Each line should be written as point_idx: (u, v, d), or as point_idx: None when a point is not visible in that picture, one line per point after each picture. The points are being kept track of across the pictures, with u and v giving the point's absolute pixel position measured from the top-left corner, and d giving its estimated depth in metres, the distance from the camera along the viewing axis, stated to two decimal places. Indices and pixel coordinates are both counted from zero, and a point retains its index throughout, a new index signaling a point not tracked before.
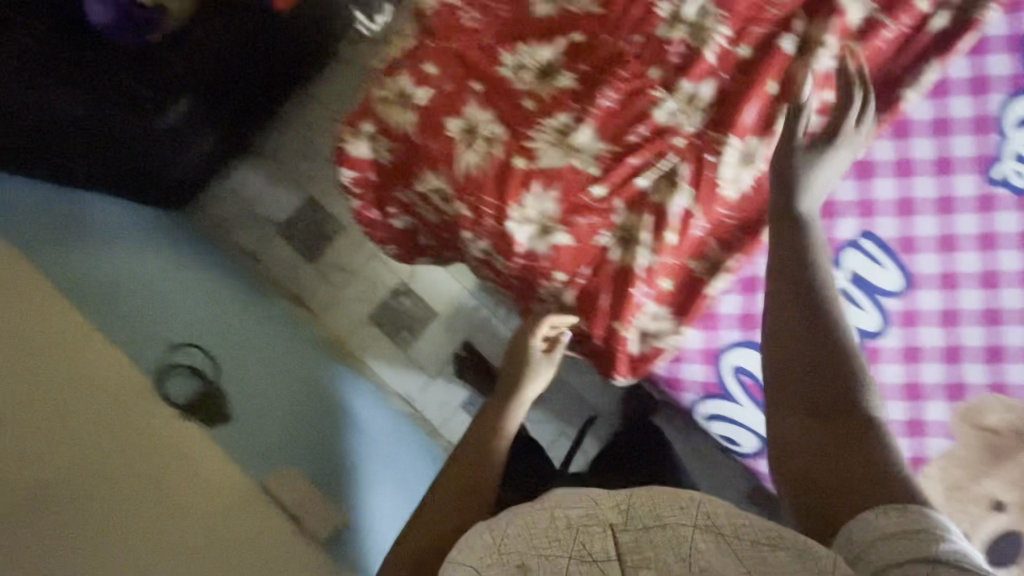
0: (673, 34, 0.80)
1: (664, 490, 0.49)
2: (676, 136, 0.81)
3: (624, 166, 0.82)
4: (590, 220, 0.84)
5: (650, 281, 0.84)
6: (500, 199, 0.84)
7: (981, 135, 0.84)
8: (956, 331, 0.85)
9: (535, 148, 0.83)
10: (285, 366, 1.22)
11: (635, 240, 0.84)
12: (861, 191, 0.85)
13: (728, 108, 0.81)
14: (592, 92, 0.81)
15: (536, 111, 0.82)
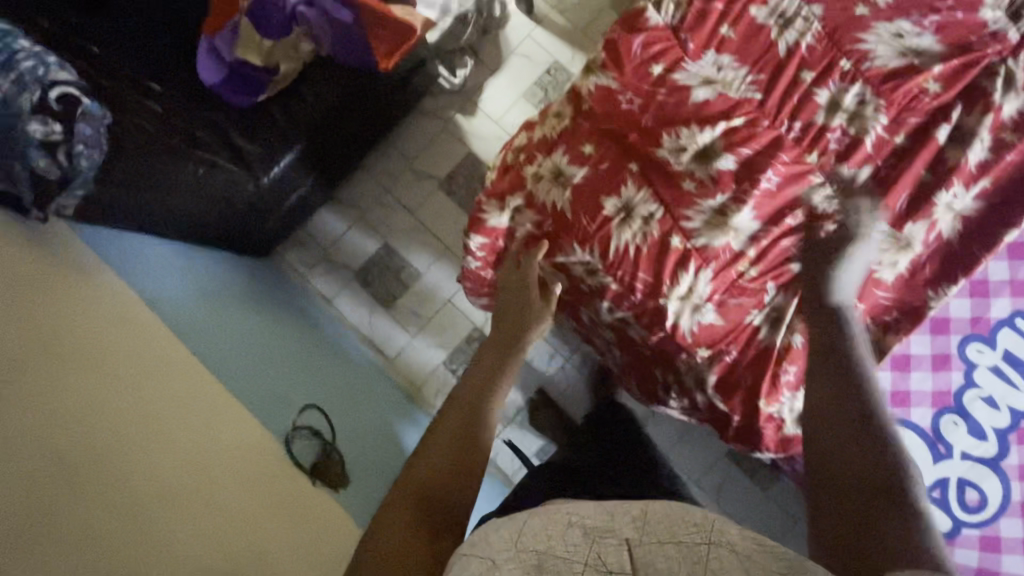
0: (833, 119, 0.81)
1: (677, 509, 0.49)
2: (835, 219, 0.82)
3: (777, 247, 0.83)
4: (741, 300, 0.85)
5: (793, 359, 0.84)
6: (653, 276, 0.86)
7: None
8: None
9: (691, 227, 0.84)
10: (349, 388, 1.24)
11: (786, 320, 0.84)
12: (1014, 269, 0.84)
13: (886, 191, 0.81)
14: (752, 175, 0.82)
15: (694, 192, 0.83)
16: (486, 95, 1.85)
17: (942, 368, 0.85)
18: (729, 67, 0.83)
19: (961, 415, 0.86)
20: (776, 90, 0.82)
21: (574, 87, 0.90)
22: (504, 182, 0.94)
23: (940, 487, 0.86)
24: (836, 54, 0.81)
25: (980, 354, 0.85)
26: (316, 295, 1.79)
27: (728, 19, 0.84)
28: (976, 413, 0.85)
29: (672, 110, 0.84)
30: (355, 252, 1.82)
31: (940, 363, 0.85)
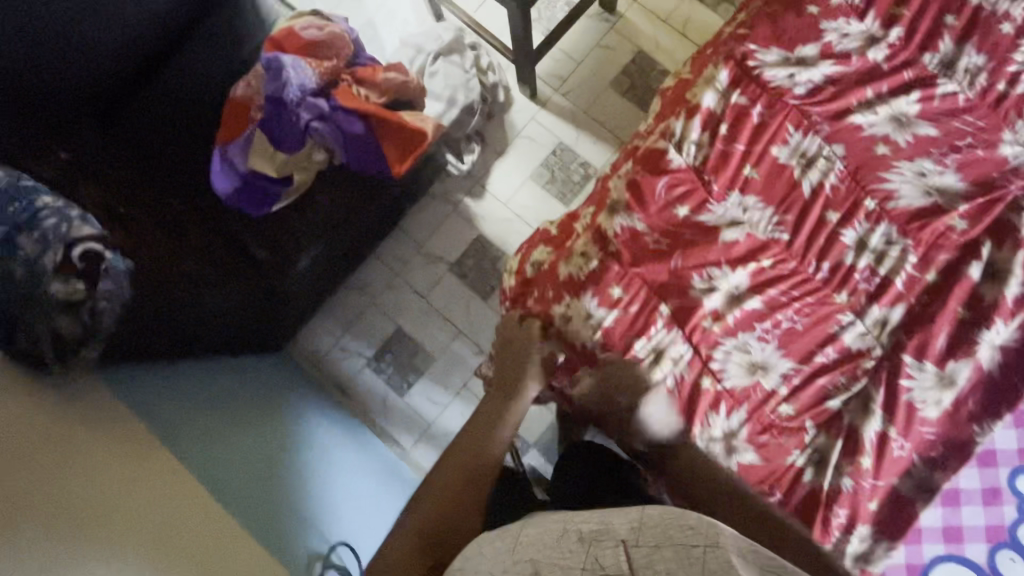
0: (858, 259, 0.82)
1: (676, 516, 0.51)
2: (869, 358, 0.81)
3: (814, 387, 0.81)
4: (782, 441, 0.82)
5: (842, 504, 0.80)
6: (686, 418, 0.84)
7: None
8: None
9: (720, 369, 0.83)
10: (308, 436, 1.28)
11: (832, 462, 0.81)
12: None
13: (920, 330, 0.80)
14: (774, 312, 0.82)
15: (721, 333, 0.83)
16: (494, 177, 1.86)
17: (993, 500, 0.79)
18: (752, 209, 0.84)
19: (1020, 552, 0.76)
20: (803, 230, 0.83)
21: (597, 224, 0.89)
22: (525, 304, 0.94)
23: None
24: (858, 194, 0.82)
25: None
26: (329, 385, 1.76)
27: (749, 161, 0.84)
28: None
29: (697, 251, 0.83)
30: (365, 341, 1.79)
31: (990, 496, 0.79)
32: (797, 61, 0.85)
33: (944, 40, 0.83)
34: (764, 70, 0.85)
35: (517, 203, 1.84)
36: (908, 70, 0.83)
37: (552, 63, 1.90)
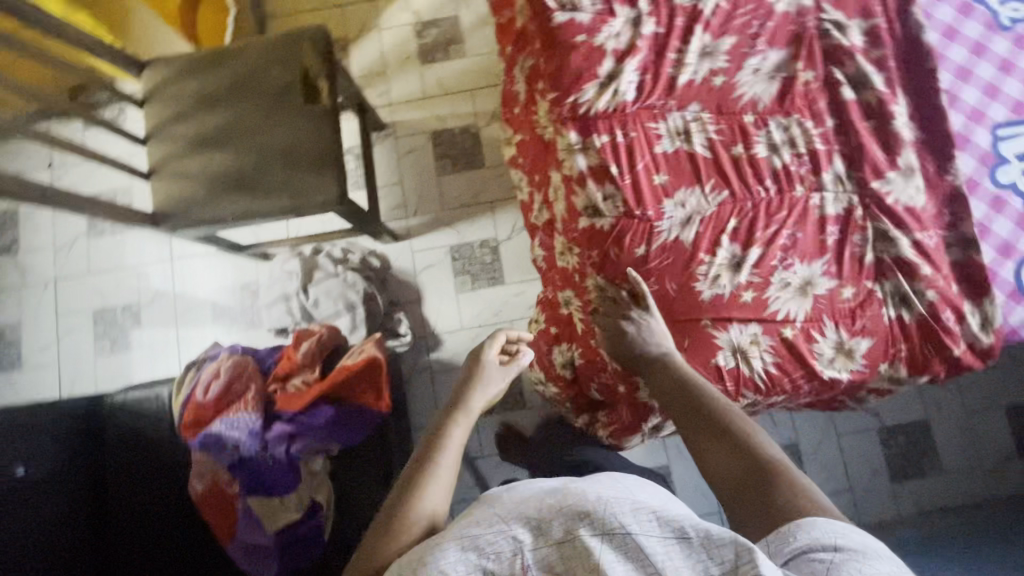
0: (781, 158, 0.91)
1: (574, 503, 0.54)
2: (855, 208, 0.90)
3: (849, 260, 0.90)
4: (869, 314, 0.89)
5: (944, 307, 0.90)
6: (803, 366, 0.89)
7: (972, 15, 1.01)
8: None
9: (786, 313, 0.89)
10: None
11: (910, 292, 0.90)
12: (963, 111, 0.99)
13: (864, 159, 0.91)
14: (775, 244, 0.89)
15: (760, 293, 0.89)
16: (432, 319, 1.82)
17: (1002, 206, 0.96)
18: (688, 198, 0.91)
19: None
20: (731, 177, 0.91)
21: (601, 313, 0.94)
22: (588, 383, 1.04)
23: None
24: (735, 120, 0.92)
25: (1007, 173, 0.97)
26: None
27: (652, 171, 0.92)
28: None
29: (689, 263, 0.90)
30: None
31: (998, 204, 0.96)
32: (609, 79, 0.94)
33: None
34: (595, 107, 0.93)
35: (466, 317, 1.82)
36: (677, 18, 0.95)
37: (384, 200, 1.91)
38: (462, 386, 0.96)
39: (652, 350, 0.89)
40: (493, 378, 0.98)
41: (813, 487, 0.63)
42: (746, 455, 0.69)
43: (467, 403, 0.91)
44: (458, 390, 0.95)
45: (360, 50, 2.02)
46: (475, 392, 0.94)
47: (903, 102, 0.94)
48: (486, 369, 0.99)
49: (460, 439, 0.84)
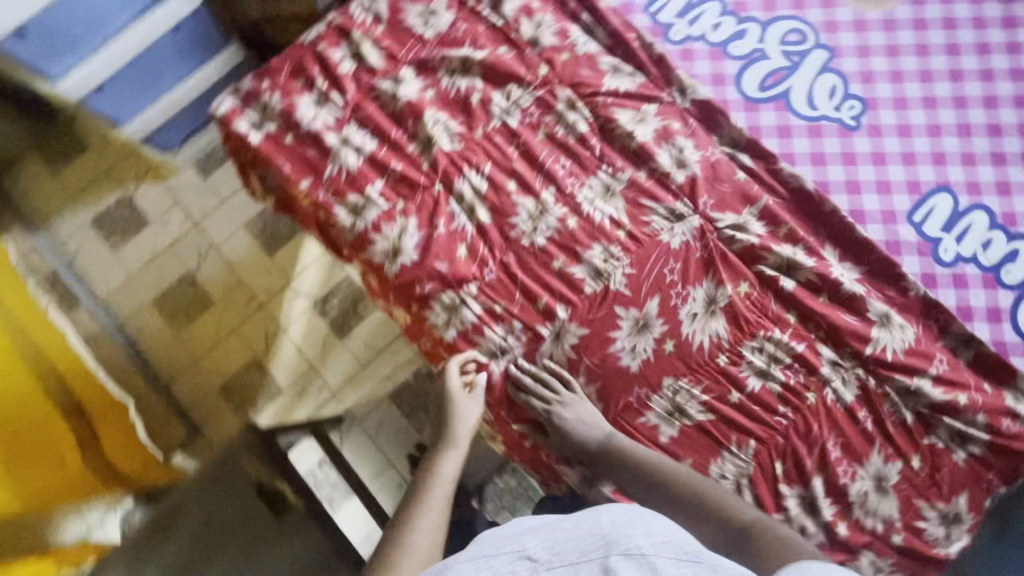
0: (778, 380, 0.87)
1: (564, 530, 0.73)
2: (866, 382, 0.87)
3: (897, 435, 0.86)
4: (946, 469, 0.86)
5: (999, 418, 0.87)
6: (930, 560, 0.83)
7: (821, 133, 1.05)
8: (975, 160, 1.04)
9: (883, 523, 0.83)
10: None
11: (963, 427, 0.87)
12: (875, 219, 1.00)
13: (845, 334, 0.88)
14: (829, 465, 0.84)
15: (848, 520, 0.83)
16: None
17: (963, 279, 0.98)
18: (724, 469, 0.84)
19: (1001, 265, 0.99)
20: (748, 426, 0.86)
21: None
22: None
23: None
24: (713, 369, 0.88)
25: (946, 249, 1.00)
26: None
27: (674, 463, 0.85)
28: (998, 254, 0.99)
29: None
30: None
31: (959, 280, 0.98)
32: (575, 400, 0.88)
33: (575, 271, 0.93)
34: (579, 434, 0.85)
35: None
36: (598, 307, 0.91)
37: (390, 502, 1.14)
38: (445, 422, 0.91)
39: (594, 441, 0.85)
40: (468, 413, 0.91)
41: (795, 539, 0.68)
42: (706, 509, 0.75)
43: (455, 445, 0.89)
44: (444, 422, 0.91)
45: (277, 359, 1.91)
46: (454, 423, 0.90)
47: (830, 255, 0.95)
48: (463, 403, 0.91)
49: (445, 483, 0.83)
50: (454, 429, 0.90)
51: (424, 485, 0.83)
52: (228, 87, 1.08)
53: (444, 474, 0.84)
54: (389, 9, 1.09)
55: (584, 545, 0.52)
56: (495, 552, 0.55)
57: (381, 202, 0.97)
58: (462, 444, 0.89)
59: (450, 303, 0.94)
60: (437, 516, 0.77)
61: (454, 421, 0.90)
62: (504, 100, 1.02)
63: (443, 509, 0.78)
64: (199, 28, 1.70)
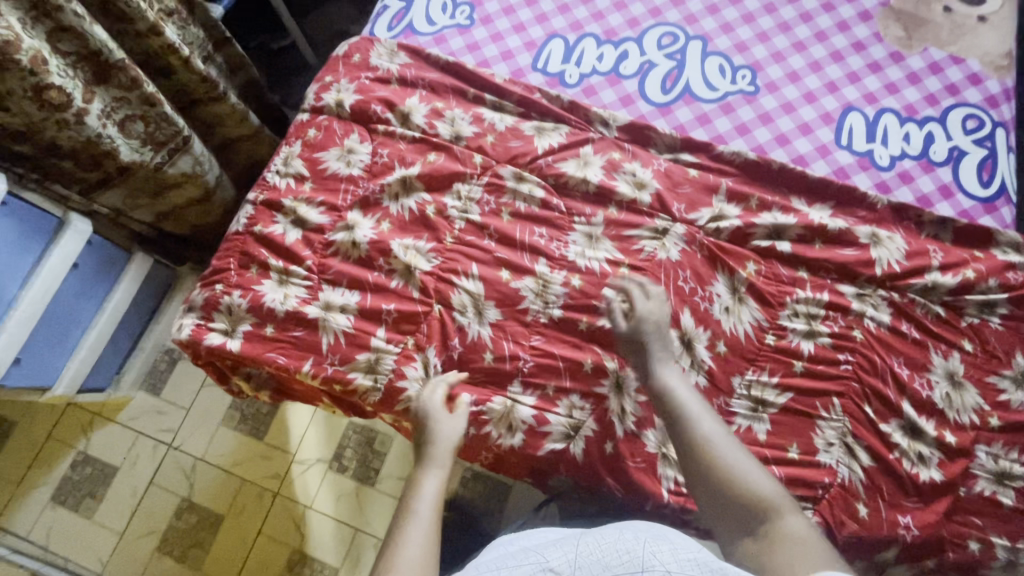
0: (824, 333, 0.91)
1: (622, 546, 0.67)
2: (893, 298, 0.93)
3: (940, 331, 0.92)
4: (994, 341, 0.92)
5: (1006, 276, 0.96)
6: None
7: (733, 106, 1.14)
8: (859, 76, 1.17)
9: (973, 413, 0.88)
10: None
11: (985, 297, 0.94)
12: (815, 159, 1.10)
13: (853, 266, 0.95)
14: (906, 386, 0.88)
15: (947, 426, 0.87)
16: None
17: (907, 174, 1.09)
18: (827, 436, 0.86)
19: (929, 149, 1.11)
20: (825, 387, 0.88)
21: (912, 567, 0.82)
22: (884, 557, 0.82)
23: (978, 144, 1.12)
24: (766, 351, 0.91)
25: (881, 156, 1.10)
26: None
27: (785, 455, 0.85)
28: (921, 142, 1.11)
29: (895, 476, 0.84)
30: None
31: (904, 176, 1.09)
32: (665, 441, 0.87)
33: (601, 323, 0.94)
34: None
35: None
36: None
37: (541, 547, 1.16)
38: (423, 437, 0.83)
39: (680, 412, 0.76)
40: (443, 430, 0.82)
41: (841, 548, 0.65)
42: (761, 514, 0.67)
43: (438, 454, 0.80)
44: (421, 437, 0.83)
45: (317, 543, 1.75)
46: (439, 440, 0.81)
47: (800, 206, 1.01)
48: (434, 421, 0.83)
49: (431, 500, 0.73)
50: (435, 448, 0.80)
51: (409, 507, 0.72)
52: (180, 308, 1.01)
53: (428, 493, 0.74)
54: (306, 165, 1.08)
55: (607, 560, 0.64)
56: (520, 564, 0.67)
57: (395, 346, 0.94)
58: (446, 458, 0.80)
59: (502, 410, 0.90)
60: (429, 549, 0.67)
61: (436, 440, 0.81)
62: (458, 200, 1.03)
63: (434, 527, 0.70)
64: (97, 257, 1.61)
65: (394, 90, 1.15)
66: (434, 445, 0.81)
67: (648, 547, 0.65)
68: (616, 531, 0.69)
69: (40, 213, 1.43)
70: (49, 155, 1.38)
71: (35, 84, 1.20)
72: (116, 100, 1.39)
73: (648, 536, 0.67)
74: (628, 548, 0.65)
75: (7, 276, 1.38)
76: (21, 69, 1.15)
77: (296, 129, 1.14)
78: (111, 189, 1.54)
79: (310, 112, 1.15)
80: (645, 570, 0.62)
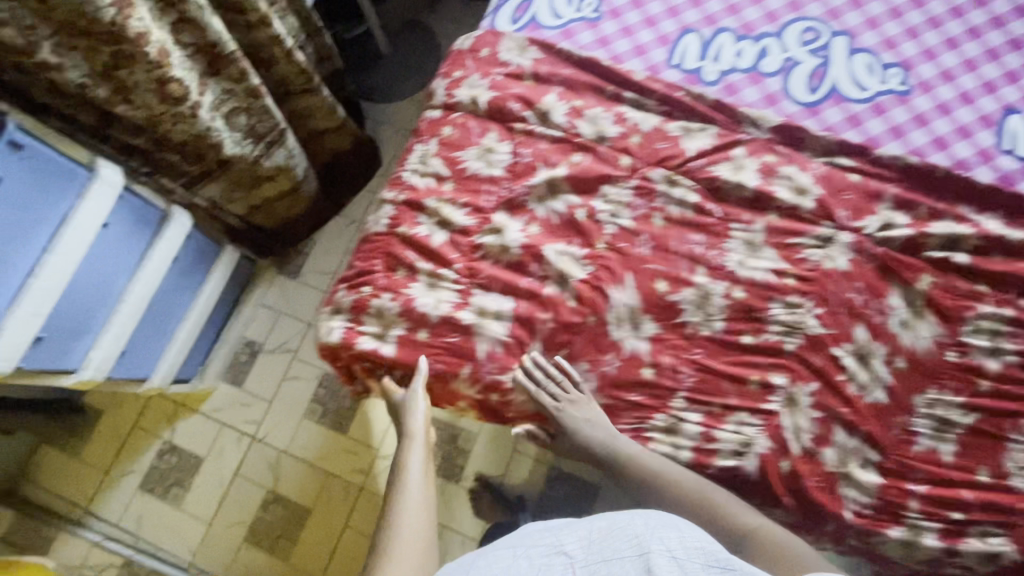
0: (1009, 351, 0.87)
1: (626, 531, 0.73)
2: None
3: None
4: None
5: None
6: None
7: (885, 107, 1.09)
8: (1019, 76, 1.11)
9: None
10: None
11: None
12: (978, 164, 1.04)
13: None
14: None
15: None
16: None
17: None
18: (1018, 459, 0.83)
19: None
20: (1012, 408, 0.85)
21: None
22: None
23: None
24: (948, 368, 0.87)
25: None
26: None
27: (975, 478, 0.82)
28: None
29: None
30: None
31: None
32: (846, 461, 0.85)
33: (768, 335, 0.91)
34: (874, 495, 0.83)
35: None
36: (813, 358, 0.88)
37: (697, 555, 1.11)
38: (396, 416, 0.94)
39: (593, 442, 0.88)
40: (416, 410, 0.94)
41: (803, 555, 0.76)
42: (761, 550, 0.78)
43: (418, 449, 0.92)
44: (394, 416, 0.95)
45: None
46: (409, 421, 0.93)
47: (973, 216, 0.96)
48: (406, 399, 0.94)
49: (418, 475, 0.88)
50: (409, 425, 0.93)
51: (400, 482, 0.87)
52: (324, 310, 1.00)
53: (414, 468, 0.89)
54: (444, 164, 1.05)
55: (617, 545, 0.71)
56: (536, 544, 0.75)
57: (550, 356, 0.92)
58: (421, 433, 0.93)
59: (665, 426, 0.88)
60: (421, 518, 0.83)
61: (407, 417, 0.93)
62: (607, 204, 1.00)
63: (422, 496, 0.86)
64: (194, 251, 1.61)
65: (528, 86, 1.10)
66: (408, 423, 0.93)
67: (652, 533, 0.71)
68: (622, 517, 0.73)
69: (148, 207, 1.40)
70: (159, 148, 1.36)
71: (159, 77, 1.16)
72: (225, 92, 1.37)
73: (653, 525, 0.72)
74: (638, 532, 0.71)
75: (118, 270, 1.37)
76: (149, 62, 1.12)
77: (428, 127, 1.11)
78: (210, 182, 1.53)
79: (441, 109, 1.12)
80: (652, 553, 0.68)
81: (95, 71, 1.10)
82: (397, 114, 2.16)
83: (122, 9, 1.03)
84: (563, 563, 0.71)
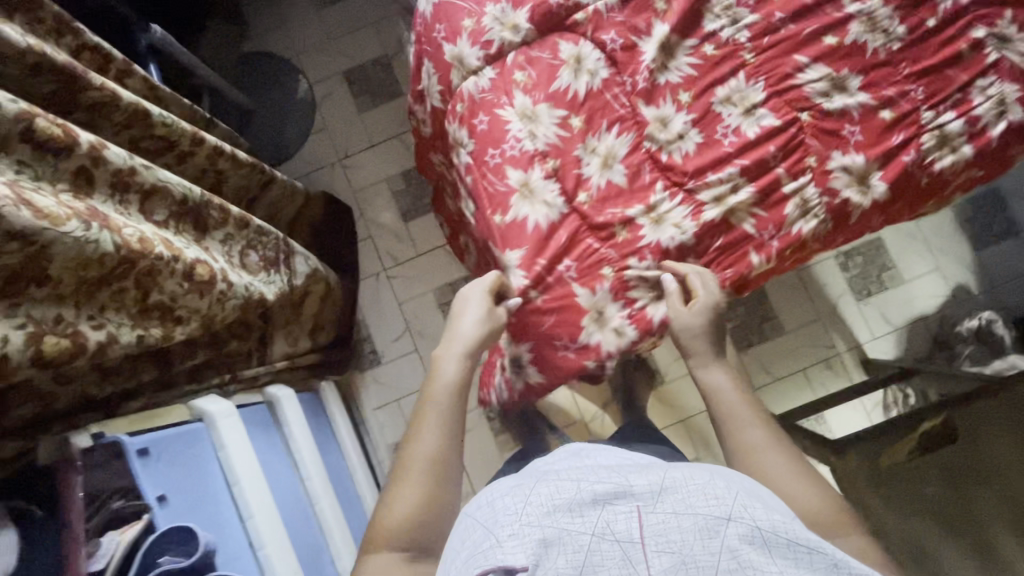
0: None
1: (699, 481, 0.54)
2: None
3: None
4: None
5: None
6: None
7: None
8: None
9: None
10: None
11: None
12: None
13: None
14: None
15: None
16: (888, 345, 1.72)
17: None
18: None
19: None
20: None
21: None
22: None
23: None
24: None
25: None
26: None
27: None
28: None
29: None
30: None
31: None
32: None
33: (943, 4, 0.88)
34: None
35: (908, 334, 1.72)
36: None
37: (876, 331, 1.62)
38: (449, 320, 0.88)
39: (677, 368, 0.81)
40: (466, 312, 0.86)
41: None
42: (828, 537, 0.60)
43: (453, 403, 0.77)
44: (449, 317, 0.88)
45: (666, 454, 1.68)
46: (460, 329, 0.85)
47: None
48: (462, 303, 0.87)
49: (450, 393, 0.78)
50: (457, 334, 0.84)
51: (429, 395, 0.78)
52: (588, 321, 0.88)
53: (447, 383, 0.79)
54: (552, 106, 0.90)
55: (691, 499, 0.52)
56: (597, 480, 0.56)
57: (805, 176, 0.86)
58: (465, 349, 0.82)
59: (937, 142, 0.86)
60: (438, 445, 0.73)
61: (459, 327, 0.85)
62: (720, 19, 0.90)
63: (448, 421, 0.75)
64: (307, 413, 1.38)
65: None
66: (457, 330, 0.85)
67: (738, 497, 0.52)
68: (697, 469, 0.57)
69: (254, 409, 1.16)
70: (220, 346, 1.11)
71: (186, 270, 0.90)
72: (224, 241, 1.09)
73: (738, 488, 0.54)
74: (716, 492, 0.53)
75: (289, 481, 1.16)
76: (169, 263, 0.86)
77: (496, 88, 0.93)
78: (272, 341, 1.29)
79: (488, 65, 0.94)
80: (731, 520, 0.50)
81: (133, 313, 0.84)
82: (320, 153, 1.86)
83: (109, 225, 0.77)
84: (625, 510, 0.52)
